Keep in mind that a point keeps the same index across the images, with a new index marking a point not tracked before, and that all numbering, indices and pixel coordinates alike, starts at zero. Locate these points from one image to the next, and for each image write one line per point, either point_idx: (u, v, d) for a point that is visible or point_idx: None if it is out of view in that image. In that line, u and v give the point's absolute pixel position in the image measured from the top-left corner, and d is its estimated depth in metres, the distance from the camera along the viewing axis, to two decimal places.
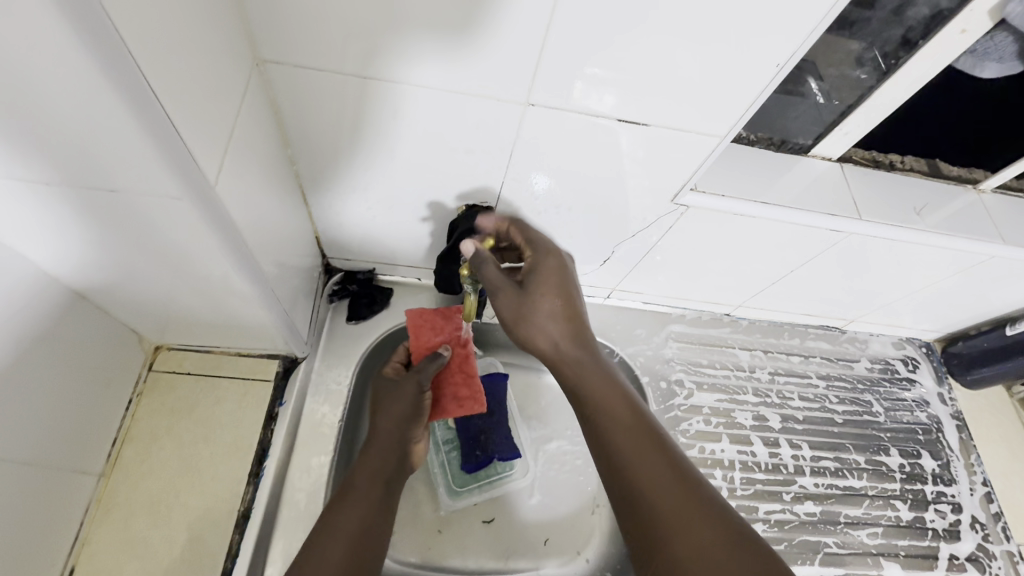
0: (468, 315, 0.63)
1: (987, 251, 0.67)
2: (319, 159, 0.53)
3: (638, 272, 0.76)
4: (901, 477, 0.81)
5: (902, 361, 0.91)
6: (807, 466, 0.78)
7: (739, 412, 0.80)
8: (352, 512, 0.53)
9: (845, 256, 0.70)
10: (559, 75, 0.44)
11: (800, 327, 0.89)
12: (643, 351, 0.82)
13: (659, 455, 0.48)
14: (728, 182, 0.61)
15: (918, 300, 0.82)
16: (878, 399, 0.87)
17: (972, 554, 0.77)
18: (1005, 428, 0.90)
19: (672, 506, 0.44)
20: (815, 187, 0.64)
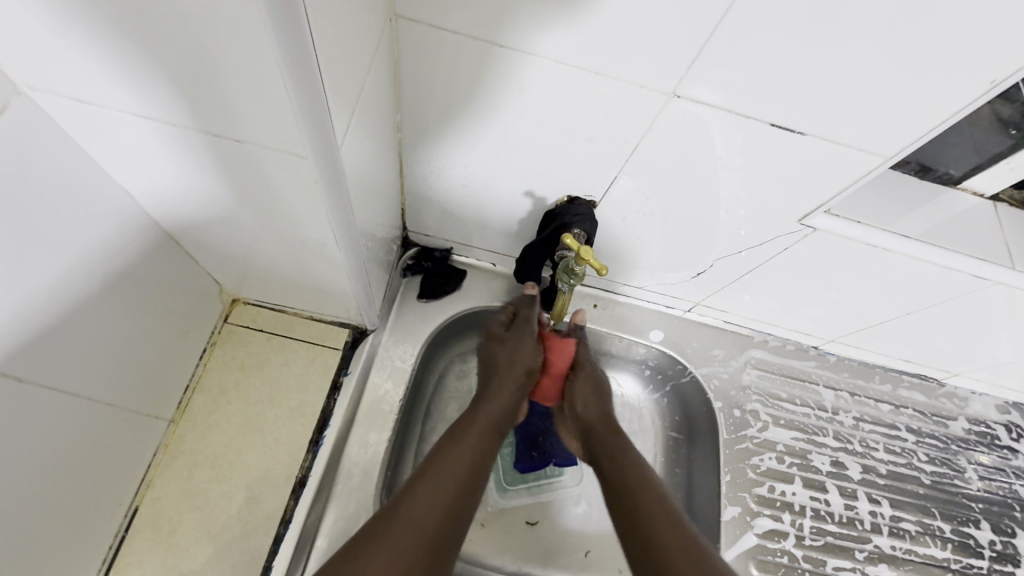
0: (559, 312, 0.64)
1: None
2: (426, 129, 0.51)
3: (730, 289, 0.70)
4: (989, 554, 0.73)
5: (1005, 427, 0.82)
6: (886, 526, 0.72)
7: (816, 455, 0.74)
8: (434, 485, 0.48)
9: (977, 307, 0.61)
10: (717, 67, 0.39)
11: (894, 373, 0.81)
12: (718, 373, 0.76)
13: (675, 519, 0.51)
14: (864, 207, 0.54)
15: None
16: (972, 465, 0.78)
17: None
18: None
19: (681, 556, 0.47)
20: (960, 225, 0.57)
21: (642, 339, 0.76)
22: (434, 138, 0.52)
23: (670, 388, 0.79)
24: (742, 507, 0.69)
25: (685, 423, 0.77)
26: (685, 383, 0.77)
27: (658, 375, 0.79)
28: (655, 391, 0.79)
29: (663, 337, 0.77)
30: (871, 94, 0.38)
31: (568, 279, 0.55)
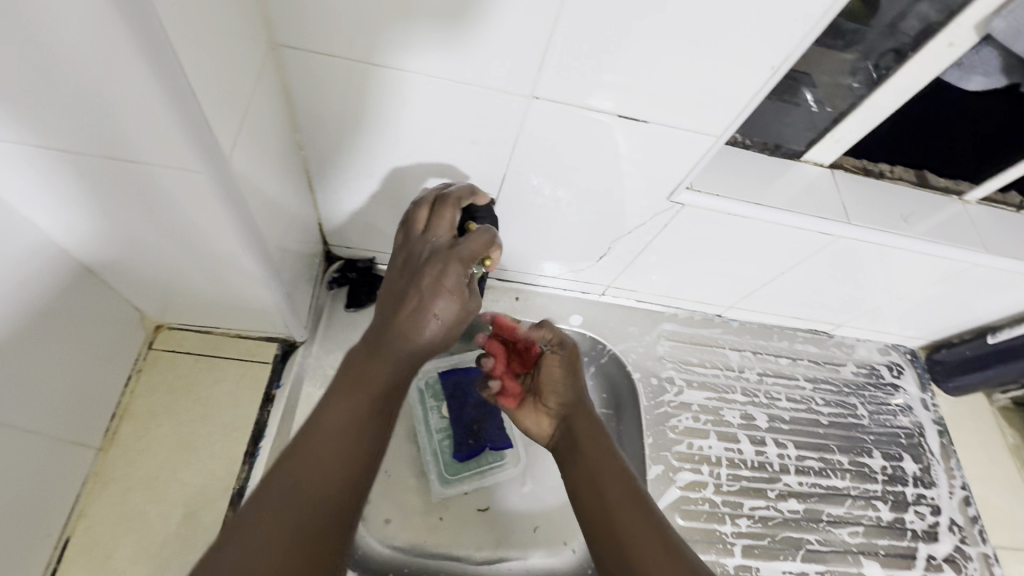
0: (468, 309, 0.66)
1: (970, 260, 0.70)
2: (326, 147, 0.55)
3: (634, 270, 0.77)
4: (882, 478, 0.82)
5: (887, 366, 0.93)
6: (792, 465, 0.80)
7: (727, 410, 0.82)
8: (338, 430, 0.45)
9: (834, 260, 0.71)
10: (593, 78, 0.46)
11: (789, 330, 0.91)
12: (634, 347, 0.84)
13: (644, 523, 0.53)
14: (722, 182, 0.63)
15: (903, 308, 0.84)
16: (863, 403, 0.89)
17: (951, 556, 0.78)
18: (985, 436, 0.90)
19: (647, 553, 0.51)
20: (806, 191, 0.66)
21: (564, 324, 0.83)
22: (338, 153, 0.56)
23: (595, 368, 0.85)
24: (665, 465, 0.75)
25: (612, 399, 0.84)
26: (606, 361, 0.84)
27: (583, 357, 0.85)
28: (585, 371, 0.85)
29: (582, 320, 0.83)
30: (689, 83, 0.47)
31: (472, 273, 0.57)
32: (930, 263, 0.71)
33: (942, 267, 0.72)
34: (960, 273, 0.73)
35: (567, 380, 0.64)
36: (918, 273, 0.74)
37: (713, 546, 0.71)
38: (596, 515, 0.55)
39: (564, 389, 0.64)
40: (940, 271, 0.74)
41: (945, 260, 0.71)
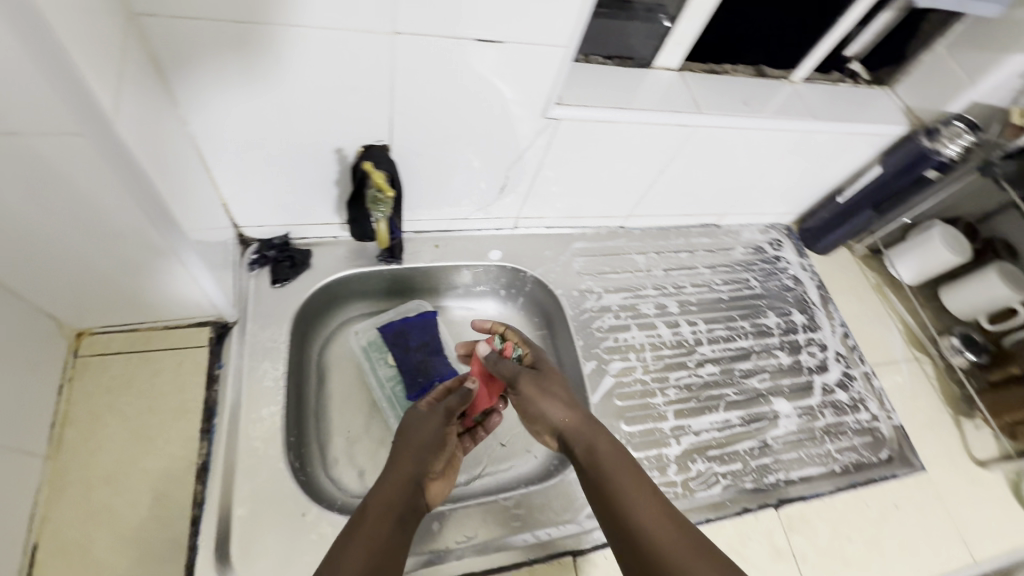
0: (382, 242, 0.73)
1: (805, 129, 0.83)
2: (213, 120, 0.57)
3: (535, 196, 0.85)
4: (778, 332, 0.96)
5: (768, 243, 1.08)
6: (704, 337, 0.92)
7: (642, 304, 0.92)
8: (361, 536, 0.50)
9: (698, 150, 0.82)
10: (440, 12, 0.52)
11: (683, 228, 1.03)
12: (552, 268, 0.92)
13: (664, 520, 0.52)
14: (587, 95, 0.71)
15: (768, 187, 0.98)
16: (754, 276, 1.03)
17: (840, 380, 0.93)
18: (855, 281, 1.06)
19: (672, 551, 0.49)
20: (660, 92, 0.76)
21: (485, 261, 0.89)
22: (226, 124, 0.59)
23: (523, 298, 0.95)
24: (597, 360, 0.84)
25: (544, 319, 0.93)
26: (530, 289, 0.93)
27: (511, 290, 0.94)
28: (515, 303, 0.95)
29: (502, 254, 0.90)
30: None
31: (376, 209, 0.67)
32: (775, 137, 0.83)
33: (786, 140, 0.85)
34: (802, 143, 0.86)
35: (545, 397, 0.67)
36: (770, 149, 0.87)
37: (650, 415, 0.81)
38: (611, 511, 0.55)
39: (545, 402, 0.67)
40: (786, 144, 0.86)
41: (787, 132, 0.83)
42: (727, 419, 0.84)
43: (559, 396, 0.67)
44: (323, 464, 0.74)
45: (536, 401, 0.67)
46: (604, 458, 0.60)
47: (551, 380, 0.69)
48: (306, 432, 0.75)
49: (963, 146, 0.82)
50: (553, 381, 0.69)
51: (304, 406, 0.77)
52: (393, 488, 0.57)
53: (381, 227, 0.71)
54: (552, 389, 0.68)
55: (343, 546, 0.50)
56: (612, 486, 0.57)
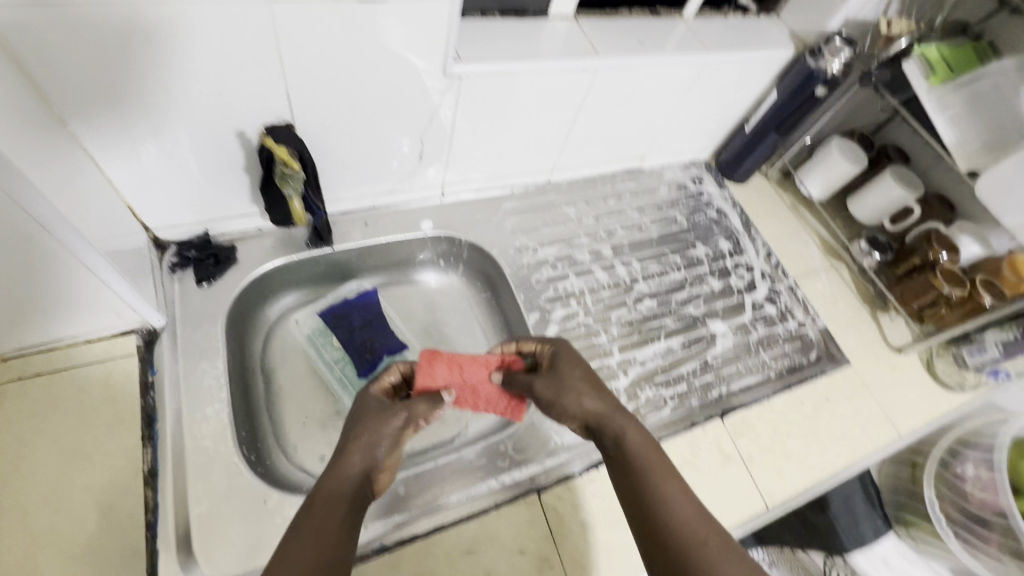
0: (300, 219, 0.74)
1: (701, 61, 0.87)
2: (97, 118, 0.55)
3: (456, 160, 0.86)
4: (707, 261, 1.02)
5: (690, 180, 1.13)
6: (639, 275, 0.96)
7: (577, 253, 0.95)
8: (307, 533, 0.46)
9: (604, 94, 0.85)
10: None
11: (608, 175, 1.06)
12: (486, 230, 0.93)
13: (694, 515, 0.50)
14: (486, 49, 0.72)
15: (680, 123, 1.02)
16: (680, 212, 1.08)
17: (768, 296, 1.00)
18: (771, 204, 1.13)
19: (698, 546, 0.48)
20: (558, 39, 0.78)
21: (417, 233, 0.89)
22: (111, 118, 0.56)
23: (463, 264, 0.96)
24: (540, 311, 0.87)
25: (487, 282, 0.95)
26: (468, 254, 0.94)
27: (450, 259, 0.95)
28: (457, 272, 0.97)
29: (434, 224, 0.90)
30: None
31: (286, 185, 0.67)
32: (675, 73, 0.87)
33: (686, 74, 0.88)
34: (701, 75, 0.90)
35: (567, 390, 0.62)
36: (673, 86, 0.90)
37: (597, 354, 0.84)
38: (645, 505, 0.53)
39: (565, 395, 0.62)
40: (687, 79, 0.90)
41: (685, 66, 0.86)
42: (669, 346, 0.88)
43: (580, 389, 0.62)
44: (283, 454, 0.74)
45: (556, 392, 0.62)
46: (636, 449, 0.57)
47: (567, 372, 0.64)
48: (259, 426, 0.74)
49: (844, 60, 0.88)
50: (573, 372, 0.64)
51: (254, 403, 0.76)
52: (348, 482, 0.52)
53: (296, 205, 0.71)
54: (572, 383, 0.62)
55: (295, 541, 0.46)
56: (647, 476, 0.54)
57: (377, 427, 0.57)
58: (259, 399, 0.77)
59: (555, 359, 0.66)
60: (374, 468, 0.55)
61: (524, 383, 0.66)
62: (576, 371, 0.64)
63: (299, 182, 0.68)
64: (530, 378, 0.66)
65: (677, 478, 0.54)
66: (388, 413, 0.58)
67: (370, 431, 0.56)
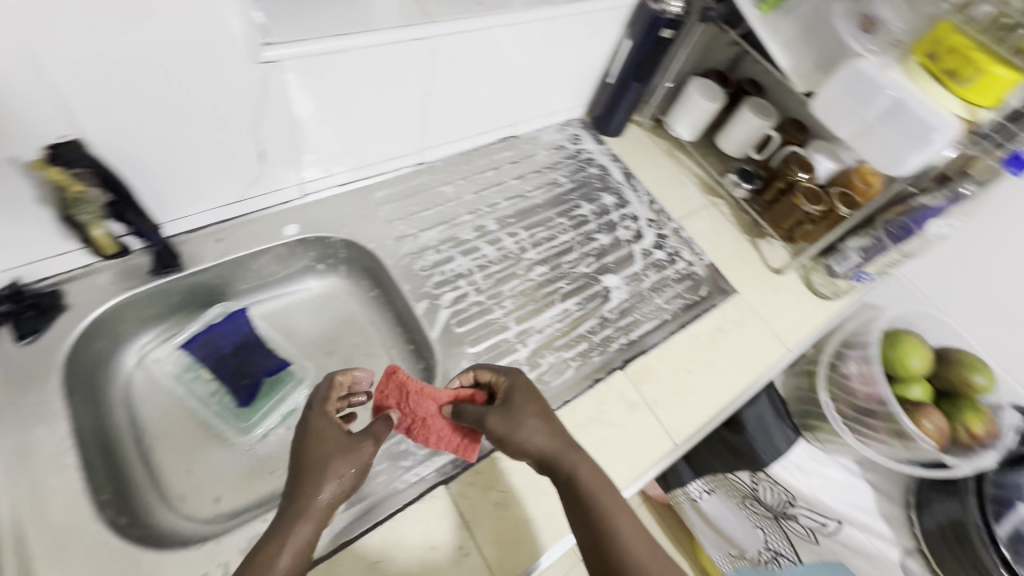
0: (106, 249, 0.68)
1: (543, 17, 0.85)
2: None
3: (308, 155, 0.79)
4: (594, 218, 1.02)
5: (567, 140, 1.13)
6: (527, 243, 0.94)
7: (462, 232, 0.92)
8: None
9: (451, 63, 0.81)
10: None
11: (484, 147, 1.04)
12: (360, 224, 0.88)
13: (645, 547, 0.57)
14: (301, 30, 0.66)
15: (542, 84, 1.00)
16: (561, 174, 1.07)
17: (655, 242, 1.02)
18: (649, 151, 1.15)
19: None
20: (385, 10, 0.73)
21: (282, 239, 0.82)
22: None
23: (344, 264, 0.90)
24: (429, 298, 0.83)
25: (373, 279, 0.90)
26: (346, 253, 0.89)
27: (328, 262, 0.90)
28: (340, 274, 0.91)
29: (300, 227, 0.84)
30: None
31: (80, 215, 0.62)
32: (519, 33, 0.84)
33: (531, 33, 0.86)
34: (548, 32, 0.89)
35: (525, 427, 0.61)
36: (522, 46, 0.88)
37: (494, 330, 0.83)
38: (600, 541, 0.57)
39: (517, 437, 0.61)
40: (534, 38, 0.88)
41: (526, 24, 0.84)
42: (565, 309, 0.88)
43: (539, 426, 0.62)
44: (168, 506, 0.66)
45: (512, 431, 0.61)
46: (591, 483, 0.59)
47: (524, 407, 0.63)
48: (134, 483, 0.66)
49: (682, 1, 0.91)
50: (529, 406, 0.63)
51: (121, 459, 0.67)
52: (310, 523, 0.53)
53: (98, 234, 0.65)
54: (528, 419, 0.62)
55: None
56: (602, 510, 0.58)
57: (346, 461, 0.57)
58: (130, 454, 0.68)
59: (509, 392, 0.64)
60: (337, 501, 0.56)
61: (473, 416, 0.62)
62: (532, 406, 0.63)
63: (97, 210, 0.63)
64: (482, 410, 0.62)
65: (629, 511, 0.59)
66: (359, 446, 0.58)
67: (339, 465, 0.56)
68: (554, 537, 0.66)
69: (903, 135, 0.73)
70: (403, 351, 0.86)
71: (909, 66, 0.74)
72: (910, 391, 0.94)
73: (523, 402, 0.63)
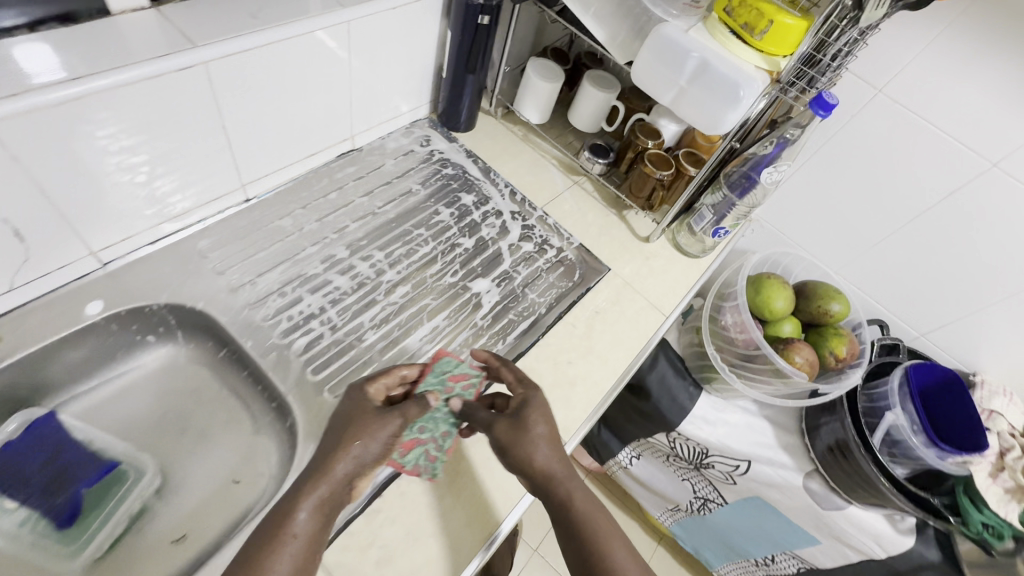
0: None
1: (338, 19, 0.77)
2: None
3: (88, 219, 0.68)
4: (455, 221, 0.97)
5: (416, 142, 1.06)
6: (385, 264, 0.88)
7: (308, 266, 0.84)
8: (289, 551, 0.51)
9: (239, 86, 0.72)
10: None
11: (322, 168, 0.95)
12: (182, 282, 0.77)
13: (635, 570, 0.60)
14: (16, 81, 0.54)
15: (367, 89, 0.93)
16: (414, 181, 1.01)
17: (522, 234, 0.99)
18: (503, 140, 1.12)
19: None
20: (132, 40, 0.63)
21: (85, 321, 0.70)
22: None
23: (178, 329, 0.79)
24: (278, 349, 0.76)
25: (216, 339, 0.80)
26: (175, 317, 0.78)
27: (158, 331, 0.79)
28: (178, 340, 0.80)
29: (106, 302, 0.72)
30: None
31: None
32: (314, 39, 0.76)
33: (330, 38, 0.79)
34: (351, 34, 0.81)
35: (532, 448, 0.64)
36: (325, 53, 0.80)
37: (359, 367, 0.76)
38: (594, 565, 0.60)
39: (523, 456, 0.63)
40: (336, 43, 0.80)
41: (319, 30, 0.76)
42: (431, 328, 0.83)
43: (542, 450, 0.64)
44: None
45: (513, 445, 0.64)
46: (583, 514, 0.62)
47: (535, 432, 0.65)
48: None
49: None
50: (540, 430, 0.65)
51: None
52: (323, 495, 0.55)
53: None
54: (533, 443, 0.64)
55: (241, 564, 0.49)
56: (593, 533, 0.62)
57: (374, 429, 0.59)
58: None
59: (522, 409, 0.67)
60: (355, 474, 0.58)
61: (484, 420, 0.67)
62: (544, 426, 0.66)
63: None
64: (492, 417, 0.66)
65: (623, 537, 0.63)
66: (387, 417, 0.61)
67: (364, 433, 0.59)
68: (512, 502, 0.68)
69: (713, 93, 0.73)
70: (267, 411, 0.76)
71: (710, 24, 0.76)
72: (780, 327, 1.00)
73: (534, 418, 0.66)
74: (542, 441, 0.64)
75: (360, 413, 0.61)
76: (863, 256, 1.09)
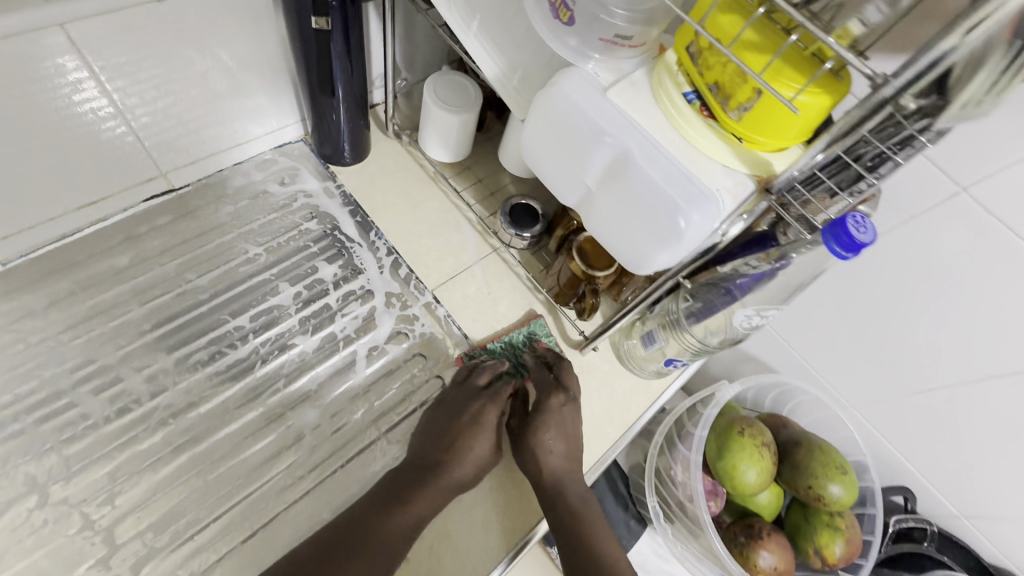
0: None
1: (41, 24, 0.48)
2: None
3: None
4: (298, 307, 0.70)
5: (274, 179, 0.76)
6: (171, 378, 0.63)
7: (49, 379, 0.60)
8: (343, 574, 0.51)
9: None
10: None
11: (118, 220, 0.68)
12: None
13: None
14: None
15: (167, 115, 0.63)
16: (253, 243, 0.72)
17: (394, 332, 0.71)
18: (403, 181, 0.80)
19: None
20: None
21: None
22: None
23: None
24: None
25: None
26: None
27: None
28: None
29: None
30: None
31: None
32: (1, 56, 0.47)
33: (41, 55, 0.50)
34: (87, 45, 0.51)
35: (551, 436, 0.61)
36: (41, 74, 0.51)
37: (74, 554, 0.53)
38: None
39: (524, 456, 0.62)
40: (60, 59, 0.51)
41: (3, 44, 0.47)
42: (210, 494, 0.58)
43: (560, 444, 0.61)
44: None
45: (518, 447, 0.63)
46: (576, 518, 0.59)
47: (566, 416, 0.62)
48: None
49: None
50: (566, 421, 0.62)
51: None
52: (444, 492, 0.58)
53: None
54: (549, 437, 0.61)
55: (385, 526, 0.55)
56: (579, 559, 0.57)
57: (471, 460, 0.60)
58: None
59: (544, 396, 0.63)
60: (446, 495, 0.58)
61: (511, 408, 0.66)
62: (552, 425, 0.61)
63: None
64: (513, 407, 0.66)
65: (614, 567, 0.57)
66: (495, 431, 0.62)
67: (439, 479, 0.58)
68: (525, 531, 0.63)
69: (635, 211, 0.40)
70: None
71: (657, 75, 0.42)
72: (755, 498, 0.69)
73: (546, 419, 0.61)
74: (546, 441, 0.61)
75: (476, 420, 0.61)
76: (886, 414, 0.75)
